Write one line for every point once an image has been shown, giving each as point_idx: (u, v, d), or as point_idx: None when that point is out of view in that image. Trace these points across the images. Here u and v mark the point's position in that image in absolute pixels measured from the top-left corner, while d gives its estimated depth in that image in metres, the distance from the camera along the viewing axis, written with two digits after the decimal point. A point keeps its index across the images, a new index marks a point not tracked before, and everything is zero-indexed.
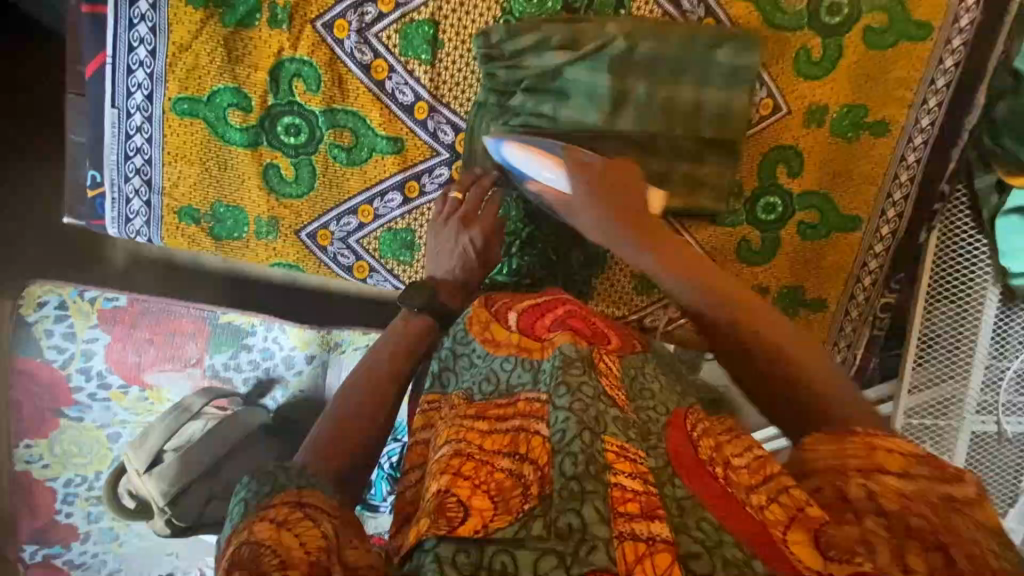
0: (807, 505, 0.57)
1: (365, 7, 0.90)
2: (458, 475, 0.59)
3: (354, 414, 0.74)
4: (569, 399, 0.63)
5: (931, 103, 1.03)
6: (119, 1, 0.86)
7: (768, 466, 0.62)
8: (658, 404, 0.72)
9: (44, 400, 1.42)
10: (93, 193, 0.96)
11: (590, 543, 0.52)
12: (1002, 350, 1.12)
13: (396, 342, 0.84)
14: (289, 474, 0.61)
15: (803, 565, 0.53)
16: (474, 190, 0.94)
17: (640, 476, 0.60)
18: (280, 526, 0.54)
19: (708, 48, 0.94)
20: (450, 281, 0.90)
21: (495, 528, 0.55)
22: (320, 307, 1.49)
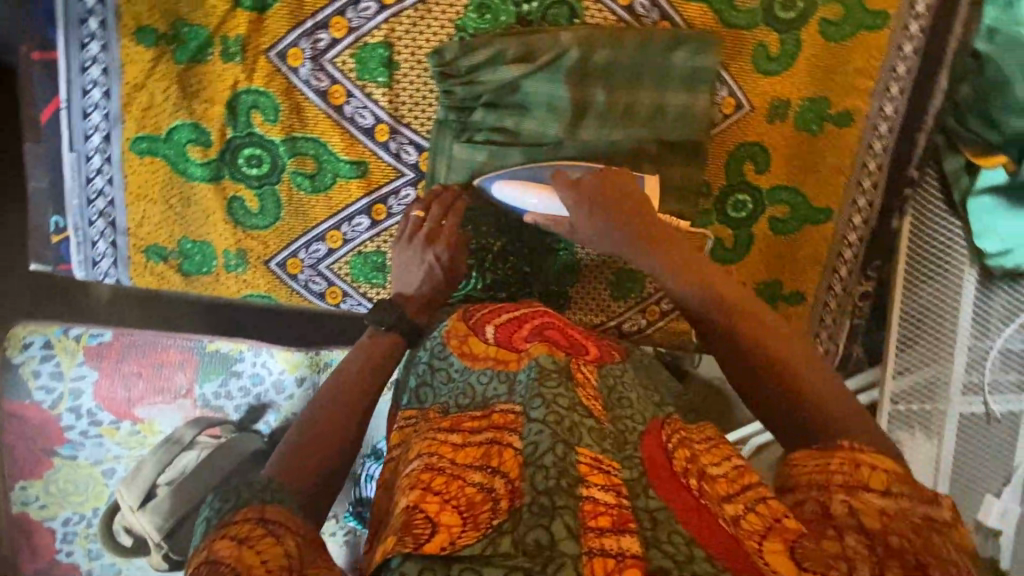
0: (784, 515, 0.59)
1: (318, 35, 0.89)
2: (428, 491, 0.58)
3: (318, 431, 0.74)
4: (544, 411, 0.63)
5: (893, 90, 1.03)
6: (69, 44, 0.86)
7: (746, 476, 0.65)
8: (636, 414, 0.71)
9: (36, 441, 1.42)
10: (57, 238, 0.95)
11: (558, 560, 0.53)
12: (984, 330, 1.12)
13: (365, 358, 0.83)
14: (252, 487, 0.63)
15: (772, 569, 0.55)
16: (435, 208, 0.93)
17: (614, 488, 0.60)
18: (241, 542, 0.56)
19: (664, 51, 0.93)
20: (418, 297, 0.90)
21: (463, 545, 0.54)
22: (302, 327, 1.46)
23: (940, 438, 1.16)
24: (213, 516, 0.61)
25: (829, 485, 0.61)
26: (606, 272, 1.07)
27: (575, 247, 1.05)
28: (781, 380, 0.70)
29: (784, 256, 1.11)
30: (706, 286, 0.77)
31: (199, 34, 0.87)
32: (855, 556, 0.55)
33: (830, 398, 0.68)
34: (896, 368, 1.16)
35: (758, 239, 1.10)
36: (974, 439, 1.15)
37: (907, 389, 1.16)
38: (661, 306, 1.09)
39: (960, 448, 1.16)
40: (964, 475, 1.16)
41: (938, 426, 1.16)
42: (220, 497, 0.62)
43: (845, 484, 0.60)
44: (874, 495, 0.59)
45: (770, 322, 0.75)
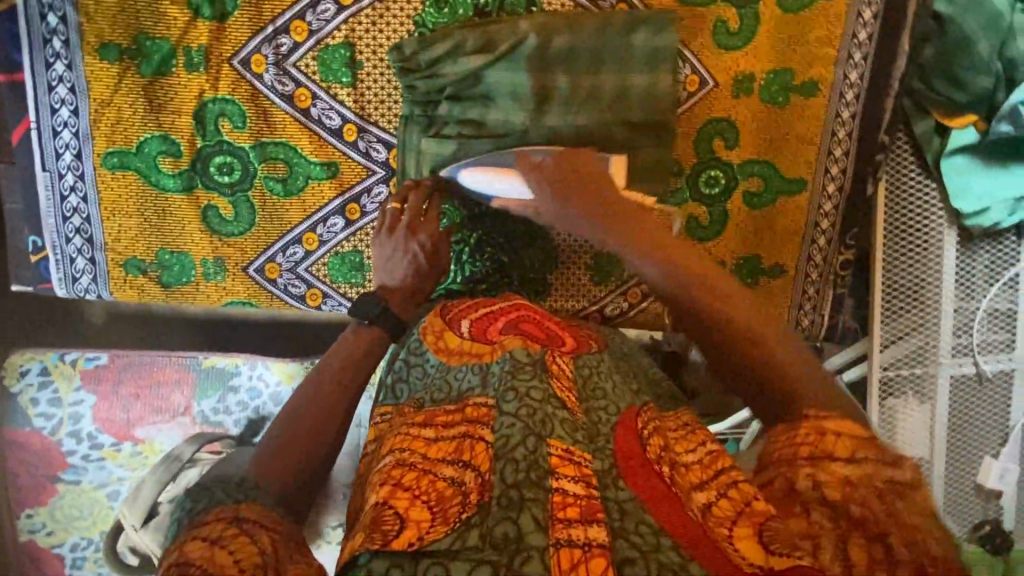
0: (754, 499, 0.60)
1: (279, 40, 0.91)
2: (398, 487, 0.59)
3: (296, 426, 0.74)
4: (516, 404, 0.64)
5: (856, 57, 1.03)
6: (36, 66, 0.88)
7: (719, 461, 0.65)
8: (609, 404, 0.71)
9: (38, 469, 1.42)
10: (36, 258, 0.96)
11: (524, 553, 0.53)
12: (968, 291, 1.11)
13: (347, 353, 0.83)
14: (226, 489, 0.64)
15: (745, 561, 0.55)
16: (413, 196, 0.93)
17: (584, 479, 0.60)
18: (213, 543, 0.56)
19: (623, 32, 0.94)
20: (400, 292, 0.90)
21: (431, 540, 0.55)
22: (294, 340, 1.51)
23: (932, 402, 1.16)
24: (183, 518, 0.62)
25: (796, 460, 0.61)
26: (585, 258, 1.08)
27: (552, 235, 1.05)
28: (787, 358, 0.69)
29: (761, 231, 1.11)
30: (680, 266, 0.77)
31: (164, 47, 0.89)
32: (820, 532, 0.55)
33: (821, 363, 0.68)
34: (884, 338, 1.15)
35: (733, 215, 1.10)
36: (966, 401, 1.14)
37: (896, 357, 1.15)
38: (642, 287, 1.09)
39: (952, 411, 1.15)
40: (960, 438, 1.15)
41: (930, 391, 1.15)
42: (195, 500, 0.63)
43: (812, 457, 0.60)
44: (840, 463, 0.58)
45: (743, 300, 0.73)
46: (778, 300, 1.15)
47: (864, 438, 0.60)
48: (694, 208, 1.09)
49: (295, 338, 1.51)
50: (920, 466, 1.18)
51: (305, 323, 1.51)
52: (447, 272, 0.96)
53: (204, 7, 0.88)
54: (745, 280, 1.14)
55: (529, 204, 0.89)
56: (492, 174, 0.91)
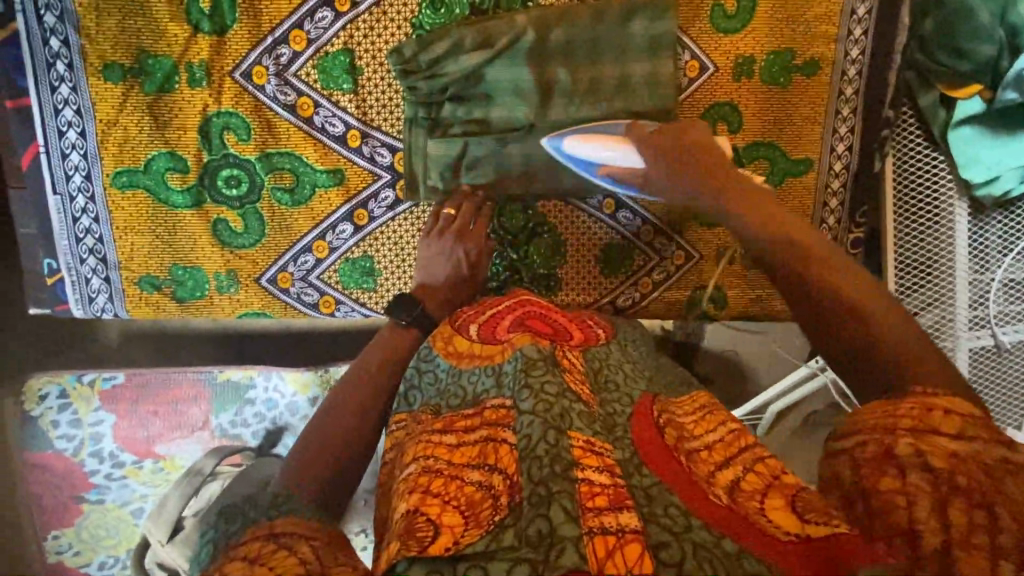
0: (782, 473, 0.64)
1: (279, 50, 0.91)
2: (427, 493, 0.59)
3: (327, 427, 0.77)
4: (533, 401, 0.64)
5: (856, 33, 1.03)
6: (41, 90, 0.89)
7: (743, 438, 0.69)
8: (623, 395, 0.72)
9: (62, 488, 1.44)
10: (51, 280, 0.97)
11: (559, 545, 0.52)
12: (983, 262, 1.10)
13: (385, 348, 0.86)
14: (260, 508, 0.62)
15: (782, 530, 0.57)
16: (466, 206, 0.96)
17: (607, 469, 0.60)
18: (253, 561, 0.55)
19: (621, 21, 0.94)
20: (442, 291, 0.92)
21: (466, 543, 0.55)
22: (308, 350, 1.52)
23: (952, 376, 1.15)
24: (221, 540, 0.60)
25: (895, 427, 0.56)
26: (593, 251, 1.07)
27: (557, 228, 1.06)
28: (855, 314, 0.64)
29: None
30: (770, 227, 0.74)
31: (165, 64, 0.90)
32: (913, 492, 0.52)
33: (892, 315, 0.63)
34: (898, 314, 1.14)
35: None
36: (986, 373, 1.13)
37: None
38: (653, 277, 1.09)
39: (973, 384, 1.14)
40: (981, 410, 1.14)
41: (949, 365, 1.14)
42: (226, 521, 0.62)
43: (914, 429, 0.55)
44: (944, 438, 0.54)
45: (839, 259, 0.68)
46: None
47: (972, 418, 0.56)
48: None
49: (309, 349, 1.52)
50: None
51: (318, 334, 1.52)
52: (485, 279, 0.99)
53: (203, 22, 0.89)
54: None
55: (640, 172, 0.91)
56: (600, 141, 0.92)
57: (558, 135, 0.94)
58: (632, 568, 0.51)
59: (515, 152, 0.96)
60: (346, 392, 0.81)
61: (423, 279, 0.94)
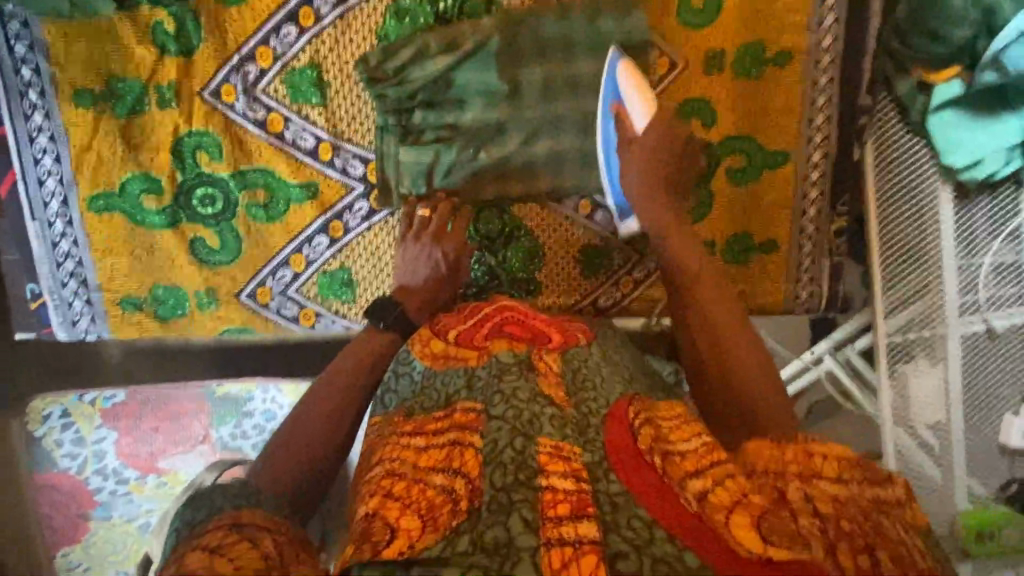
0: (749, 491, 0.59)
1: (247, 68, 0.92)
2: (388, 496, 0.60)
3: (303, 428, 0.77)
4: (503, 407, 0.65)
5: (827, 21, 1.01)
6: (16, 118, 0.91)
7: (715, 452, 0.63)
8: (599, 397, 0.71)
9: (70, 507, 1.46)
10: (34, 304, 0.98)
11: (514, 556, 0.53)
12: (971, 247, 1.08)
13: (359, 355, 0.84)
14: (227, 495, 0.63)
15: (742, 549, 0.54)
16: (443, 207, 0.95)
17: (574, 475, 0.60)
18: (213, 550, 0.55)
19: (586, 22, 0.94)
20: (419, 294, 0.89)
21: (422, 547, 0.55)
22: (289, 361, 1.47)
23: (945, 364, 1.12)
24: (185, 530, 0.61)
25: (785, 474, 0.59)
26: (573, 253, 1.07)
27: (534, 232, 1.06)
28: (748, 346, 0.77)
29: (748, 207, 1.10)
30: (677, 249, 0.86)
31: (135, 87, 0.91)
32: (811, 535, 0.54)
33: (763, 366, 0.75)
34: (886, 306, 1.13)
35: (718, 195, 1.09)
36: (981, 359, 1.11)
37: (902, 322, 1.13)
38: (633, 276, 1.09)
39: (968, 370, 1.12)
40: (977, 397, 1.12)
41: (941, 352, 1.12)
42: (194, 505, 0.63)
43: (800, 473, 0.59)
44: (827, 483, 0.58)
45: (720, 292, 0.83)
46: (772, 274, 1.13)
47: (847, 462, 0.60)
48: None
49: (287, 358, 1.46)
50: (939, 429, 1.15)
51: (299, 342, 1.46)
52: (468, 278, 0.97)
53: (170, 43, 0.90)
54: (737, 258, 1.12)
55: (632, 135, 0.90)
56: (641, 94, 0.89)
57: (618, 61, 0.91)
58: None
59: (490, 155, 0.97)
60: (316, 396, 0.79)
61: (401, 282, 0.90)
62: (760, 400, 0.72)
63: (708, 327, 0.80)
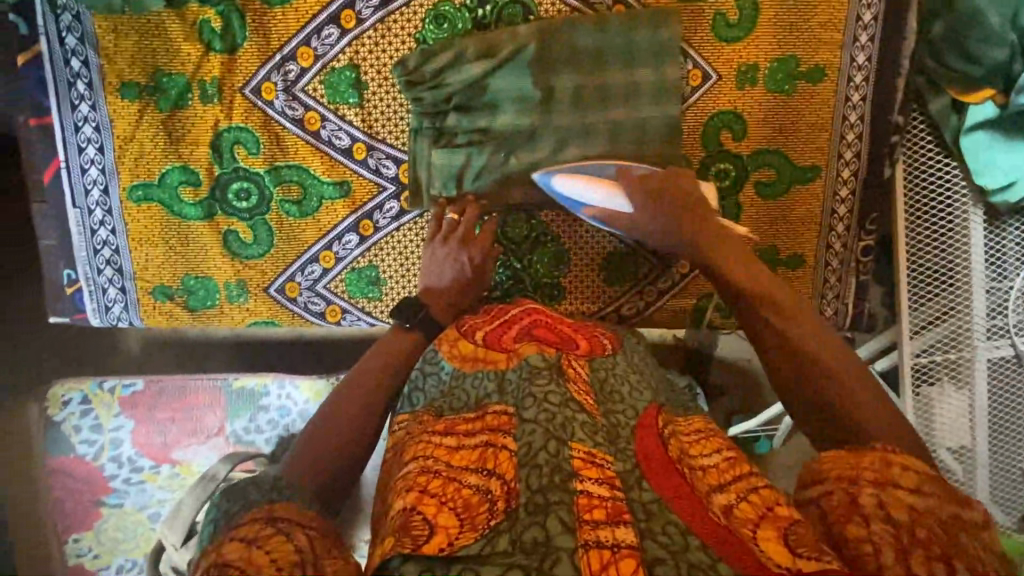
0: (776, 505, 0.60)
1: (288, 66, 0.94)
2: (424, 493, 0.60)
3: (328, 426, 0.77)
4: (536, 410, 0.65)
5: (862, 39, 1.02)
6: (63, 108, 0.93)
7: (737, 466, 0.66)
8: (628, 407, 0.71)
9: (84, 494, 1.47)
10: (70, 290, 1.01)
11: (553, 555, 0.53)
12: (1001, 270, 1.07)
13: (386, 356, 0.85)
14: (261, 489, 0.63)
15: (773, 563, 0.54)
16: (470, 210, 0.97)
17: (608, 481, 0.60)
18: (250, 541, 0.57)
19: (623, 31, 0.95)
20: (444, 297, 0.92)
21: (461, 545, 0.55)
22: (304, 360, 1.54)
23: (970, 387, 1.11)
24: (222, 520, 0.62)
25: (858, 479, 0.58)
26: (598, 259, 1.07)
27: (561, 238, 1.06)
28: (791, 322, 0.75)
29: (776, 221, 1.09)
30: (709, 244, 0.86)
31: (179, 82, 0.93)
32: (881, 542, 0.53)
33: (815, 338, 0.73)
34: (913, 325, 1.12)
35: (746, 208, 1.09)
36: (1007, 384, 1.09)
37: (929, 343, 1.11)
38: (657, 286, 1.09)
39: (993, 396, 1.10)
40: (1002, 423, 1.10)
41: (967, 376, 1.11)
42: (228, 500, 0.63)
43: (846, 476, 0.59)
44: (906, 492, 0.56)
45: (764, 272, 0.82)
46: (798, 290, 1.13)
47: (924, 473, 0.58)
48: None
49: (298, 358, 1.54)
50: (961, 454, 1.13)
51: (312, 342, 1.54)
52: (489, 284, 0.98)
53: (215, 41, 0.92)
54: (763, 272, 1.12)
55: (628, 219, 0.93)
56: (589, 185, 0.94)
57: (547, 171, 0.97)
58: None
59: (521, 160, 0.98)
60: (346, 390, 0.81)
61: (426, 285, 0.93)
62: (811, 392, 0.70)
63: (785, 321, 0.75)
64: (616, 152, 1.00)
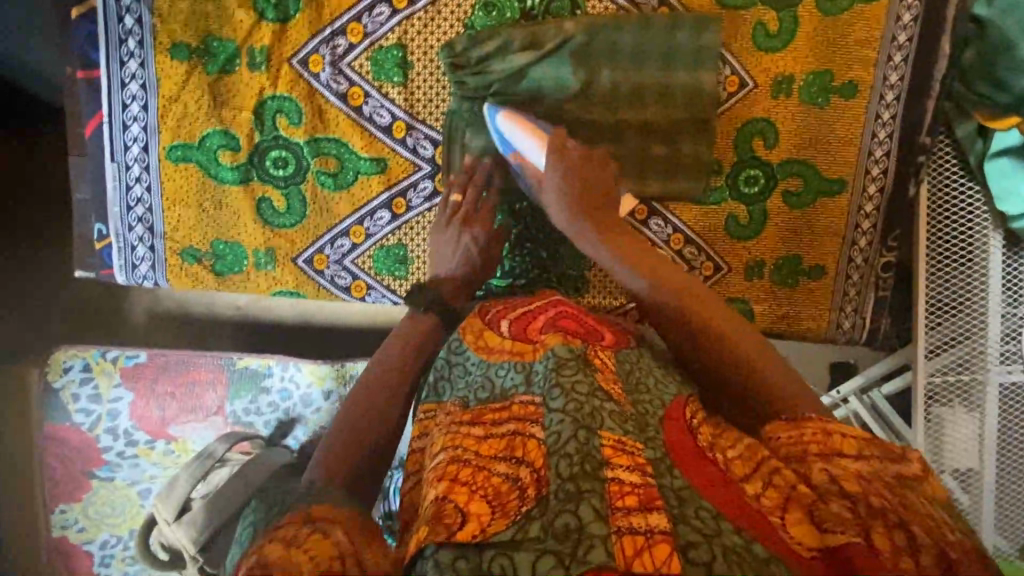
0: (800, 483, 0.58)
1: (337, 41, 0.95)
2: (456, 481, 0.59)
3: (353, 413, 0.76)
4: (564, 400, 0.63)
5: (896, 58, 1.04)
6: (111, 62, 0.94)
7: (758, 453, 0.63)
8: (654, 399, 0.69)
9: (77, 463, 1.42)
10: (100, 245, 1.01)
11: (586, 542, 0.52)
12: (1017, 297, 1.07)
13: (405, 338, 0.85)
14: (300, 495, 0.64)
15: (802, 547, 0.54)
16: (470, 192, 0.97)
17: (639, 468, 0.58)
18: (289, 542, 0.54)
19: (666, 31, 0.98)
20: (451, 282, 0.93)
21: (494, 531, 0.55)
22: (311, 344, 1.53)
23: (980, 411, 1.11)
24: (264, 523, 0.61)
25: (808, 454, 0.61)
26: None
27: None
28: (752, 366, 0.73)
29: (801, 231, 1.11)
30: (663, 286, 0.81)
31: (229, 47, 0.95)
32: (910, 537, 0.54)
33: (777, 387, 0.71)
34: (928, 346, 1.12)
35: (772, 215, 1.10)
36: (1015, 409, 1.10)
37: (943, 364, 1.11)
38: None
39: (1001, 420, 1.10)
40: (1011, 448, 1.11)
41: (978, 399, 1.11)
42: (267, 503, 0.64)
43: (822, 453, 0.60)
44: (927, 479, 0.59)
45: (728, 322, 0.77)
46: (816, 300, 1.14)
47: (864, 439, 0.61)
48: (734, 207, 1.10)
49: (307, 342, 1.53)
50: (967, 476, 1.14)
51: (322, 327, 1.53)
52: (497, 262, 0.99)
53: (268, 10, 0.94)
54: (785, 280, 1.13)
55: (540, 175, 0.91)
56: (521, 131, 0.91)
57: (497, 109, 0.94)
58: (661, 568, 0.50)
59: None
60: (362, 388, 0.79)
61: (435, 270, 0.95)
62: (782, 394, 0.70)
63: (750, 350, 0.75)
64: (649, 149, 1.02)
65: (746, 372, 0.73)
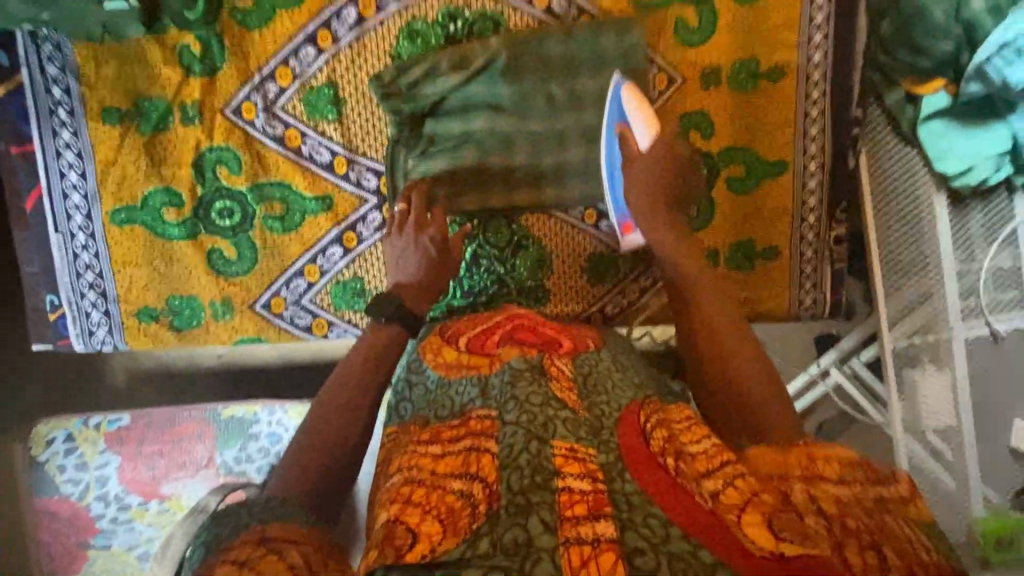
0: (760, 489, 0.57)
1: (267, 87, 0.97)
2: (408, 503, 0.59)
3: (311, 445, 0.75)
4: (517, 412, 0.64)
5: (816, 38, 1.07)
6: (45, 136, 0.95)
7: (723, 452, 0.61)
8: (611, 400, 0.70)
9: (70, 535, 1.39)
10: (54, 316, 1.01)
11: (534, 555, 0.52)
12: (968, 251, 1.06)
13: (366, 347, 0.83)
14: (252, 511, 0.62)
15: (756, 547, 0.53)
16: (417, 199, 0.95)
17: (590, 475, 0.59)
18: (242, 565, 0.54)
19: (590, 36, 0.99)
20: (413, 284, 0.89)
21: (444, 551, 0.55)
22: (291, 384, 1.52)
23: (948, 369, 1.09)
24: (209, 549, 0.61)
25: (790, 475, 0.58)
26: (579, 261, 1.07)
27: (543, 242, 1.06)
28: (730, 338, 0.77)
29: (749, 214, 1.13)
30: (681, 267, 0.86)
31: (160, 106, 0.96)
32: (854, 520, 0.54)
33: (749, 374, 0.72)
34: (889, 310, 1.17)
35: (719, 203, 1.12)
36: (982, 365, 1.06)
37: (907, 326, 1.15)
38: (639, 283, 1.08)
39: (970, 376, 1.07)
40: (985, 403, 1.07)
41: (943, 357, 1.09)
42: (217, 526, 0.62)
43: (805, 475, 0.57)
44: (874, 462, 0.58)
45: (708, 303, 0.81)
46: (774, 280, 1.15)
47: (846, 460, 0.58)
48: None
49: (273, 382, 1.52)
50: (948, 437, 1.12)
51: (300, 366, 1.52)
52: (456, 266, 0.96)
53: (195, 64, 0.95)
54: (741, 264, 1.15)
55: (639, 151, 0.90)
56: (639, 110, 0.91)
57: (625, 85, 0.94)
58: None
59: (495, 163, 1.00)
60: (317, 417, 0.77)
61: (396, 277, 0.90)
62: (757, 376, 0.72)
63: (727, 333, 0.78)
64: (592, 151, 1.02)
65: (717, 348, 0.77)
